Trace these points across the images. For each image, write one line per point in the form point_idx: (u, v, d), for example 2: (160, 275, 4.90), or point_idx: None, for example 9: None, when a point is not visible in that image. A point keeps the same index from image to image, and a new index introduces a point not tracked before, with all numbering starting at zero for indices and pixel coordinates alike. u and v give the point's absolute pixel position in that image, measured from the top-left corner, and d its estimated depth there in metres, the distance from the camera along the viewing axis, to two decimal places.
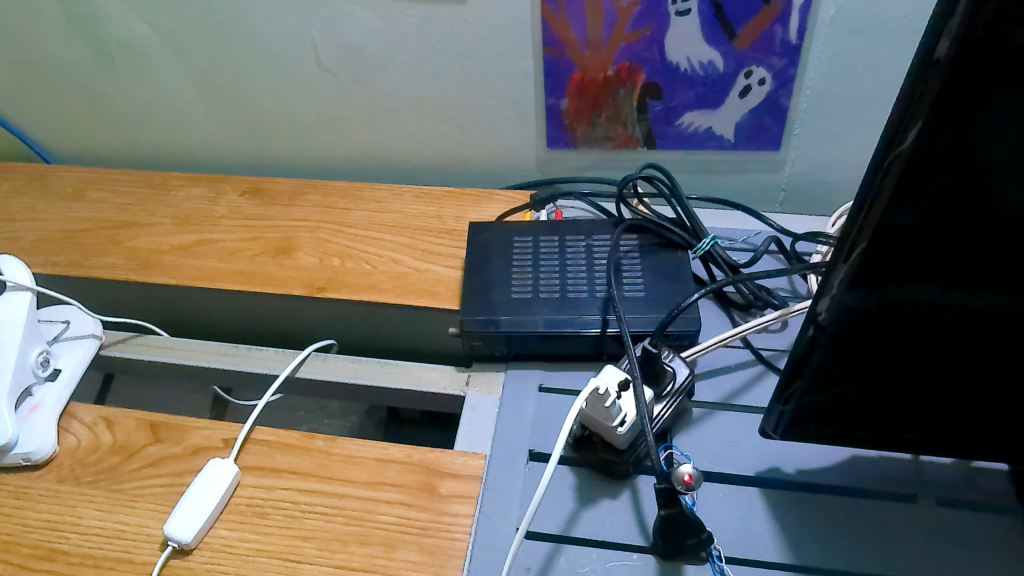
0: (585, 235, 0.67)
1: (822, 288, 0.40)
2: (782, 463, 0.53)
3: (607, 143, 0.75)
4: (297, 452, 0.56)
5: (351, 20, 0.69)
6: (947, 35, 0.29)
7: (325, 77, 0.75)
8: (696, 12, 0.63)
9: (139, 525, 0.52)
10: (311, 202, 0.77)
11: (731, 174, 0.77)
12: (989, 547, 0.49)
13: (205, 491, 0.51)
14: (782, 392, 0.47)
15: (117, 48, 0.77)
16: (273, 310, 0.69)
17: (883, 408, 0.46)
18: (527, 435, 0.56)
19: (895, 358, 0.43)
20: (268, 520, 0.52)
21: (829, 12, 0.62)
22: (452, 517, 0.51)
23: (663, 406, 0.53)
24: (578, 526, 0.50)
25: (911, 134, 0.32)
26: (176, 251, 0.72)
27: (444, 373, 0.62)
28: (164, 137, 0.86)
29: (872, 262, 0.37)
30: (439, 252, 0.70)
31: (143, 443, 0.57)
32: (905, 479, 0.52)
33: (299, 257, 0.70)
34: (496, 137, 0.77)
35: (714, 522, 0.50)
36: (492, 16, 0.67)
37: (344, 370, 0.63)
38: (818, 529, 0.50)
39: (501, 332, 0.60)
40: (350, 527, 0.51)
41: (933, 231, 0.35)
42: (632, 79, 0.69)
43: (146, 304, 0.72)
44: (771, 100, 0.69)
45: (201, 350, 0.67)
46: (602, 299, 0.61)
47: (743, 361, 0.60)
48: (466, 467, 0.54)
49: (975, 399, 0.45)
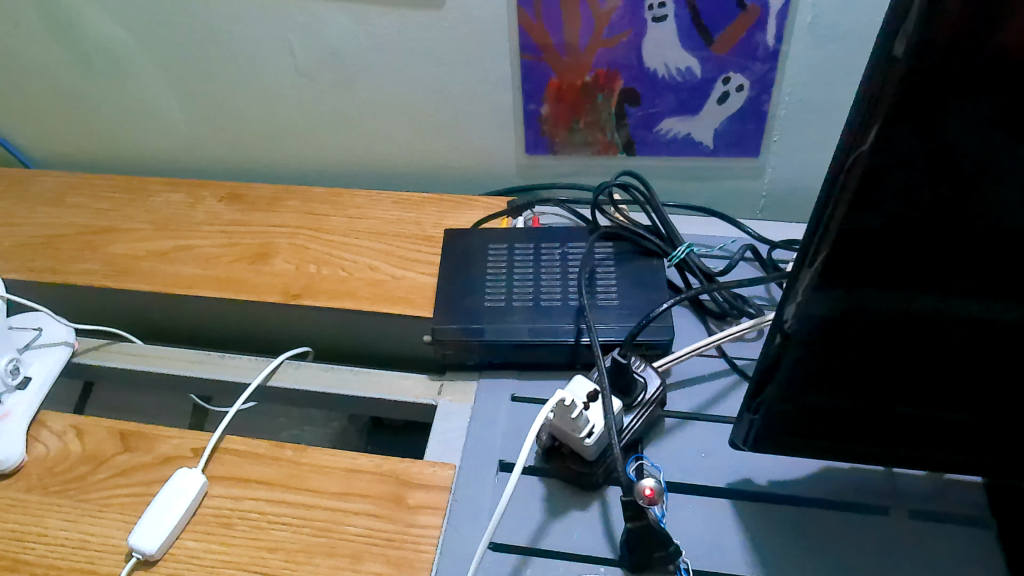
0: (560, 243, 0.67)
1: (788, 294, 0.40)
2: (754, 474, 0.52)
3: (587, 149, 0.74)
4: (266, 461, 0.55)
5: (329, 25, 0.69)
6: (901, 37, 0.29)
7: (304, 83, 0.74)
8: (673, 18, 0.63)
9: (106, 535, 0.52)
10: (291, 207, 0.76)
11: (712, 180, 0.76)
12: (960, 559, 0.48)
13: (171, 501, 0.51)
14: (751, 400, 0.46)
15: (97, 53, 0.76)
16: (249, 317, 0.69)
17: (853, 415, 0.46)
18: (499, 444, 0.55)
19: (864, 364, 0.43)
20: (234, 530, 0.51)
21: (806, 18, 0.62)
22: (420, 528, 0.50)
23: (633, 418, 0.52)
24: (546, 538, 0.50)
25: (870, 136, 0.32)
26: (153, 257, 0.71)
27: (416, 382, 0.62)
28: (145, 141, 0.85)
29: (837, 264, 0.37)
30: (417, 259, 0.69)
31: (113, 452, 0.57)
32: (878, 490, 0.51)
33: (276, 263, 0.70)
34: (476, 143, 0.77)
35: (684, 535, 0.50)
36: (472, 21, 0.66)
37: (317, 378, 0.63)
38: (789, 542, 0.49)
39: (475, 341, 0.59)
40: (317, 538, 0.50)
41: (897, 234, 0.35)
42: (610, 86, 0.69)
43: (123, 310, 0.72)
44: (752, 105, 0.68)
45: (174, 357, 0.66)
46: (575, 308, 0.61)
47: (718, 370, 0.60)
48: (435, 478, 0.53)
49: (946, 407, 0.44)
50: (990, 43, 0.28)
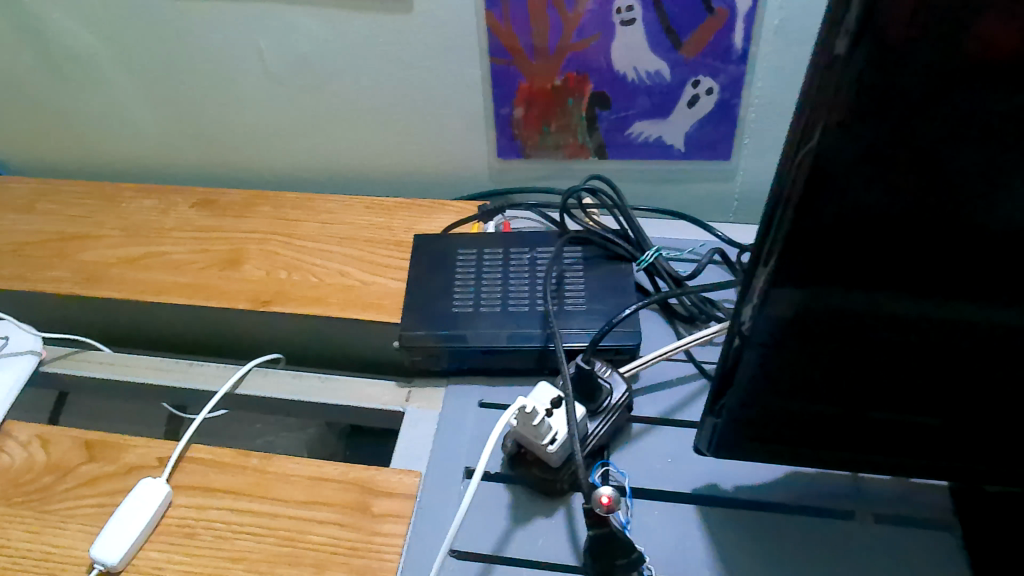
0: (530, 248, 0.67)
1: (745, 293, 0.40)
2: (720, 480, 0.52)
3: (559, 152, 0.74)
4: (232, 470, 0.55)
5: (298, 30, 0.68)
6: (843, 33, 0.29)
7: (274, 87, 0.74)
8: (641, 22, 0.63)
9: (69, 547, 0.51)
10: (263, 213, 0.76)
11: (685, 183, 0.76)
12: (924, 564, 0.48)
13: (133, 511, 0.50)
14: (713, 404, 0.46)
15: (66, 58, 0.76)
16: (219, 324, 0.68)
17: (814, 419, 0.46)
18: (465, 451, 0.55)
19: (823, 367, 0.42)
20: (198, 540, 0.51)
21: (773, 21, 0.62)
22: (384, 537, 0.50)
23: (597, 424, 0.52)
24: (510, 546, 0.50)
25: (817, 133, 0.31)
26: (123, 264, 0.71)
27: (384, 389, 0.62)
28: (117, 147, 0.84)
29: (792, 263, 0.36)
30: (388, 264, 0.69)
31: (78, 461, 0.56)
32: (844, 494, 0.51)
33: (246, 270, 0.69)
34: (448, 147, 0.77)
35: (649, 541, 0.49)
36: (440, 24, 0.66)
37: (286, 386, 0.62)
38: (754, 548, 0.49)
39: (441, 347, 0.59)
40: (281, 548, 0.50)
41: (849, 232, 0.35)
42: (580, 89, 0.68)
43: (93, 317, 0.71)
44: (722, 108, 0.68)
45: (143, 366, 0.66)
46: (542, 313, 0.60)
47: (686, 375, 0.59)
48: (401, 485, 0.53)
49: (906, 411, 0.44)
50: (929, 39, 0.28)
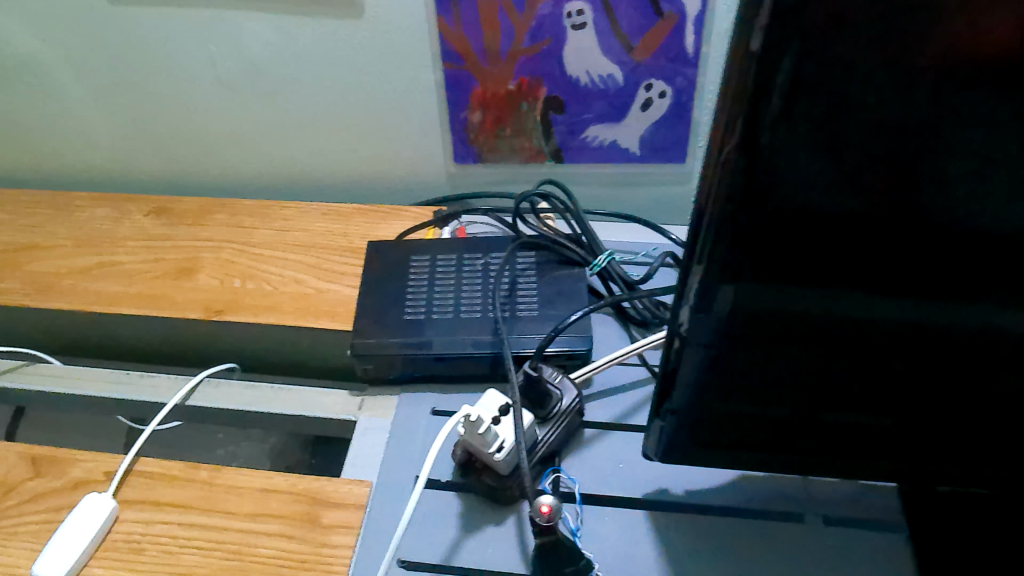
0: (484, 253, 0.66)
1: (680, 294, 0.39)
2: (670, 485, 0.52)
3: (515, 156, 0.74)
4: (181, 483, 0.54)
5: (248, 35, 0.68)
6: (757, 30, 0.28)
7: (227, 93, 0.73)
8: (592, 26, 0.63)
9: (11, 565, 0.50)
10: (218, 221, 0.75)
11: (642, 185, 0.76)
12: (872, 565, 0.48)
13: (77, 527, 0.50)
14: (659, 408, 0.46)
15: (15, 65, 0.75)
16: (172, 334, 0.68)
17: (759, 420, 0.45)
18: (417, 460, 0.55)
19: (763, 367, 0.42)
20: (143, 556, 0.50)
21: (723, 24, 0.62)
22: (332, 548, 0.50)
23: (547, 430, 0.52)
24: (460, 555, 0.49)
25: (738, 131, 0.30)
26: (75, 274, 0.70)
27: (337, 397, 0.61)
28: (70, 155, 0.83)
29: (723, 263, 0.36)
30: (343, 272, 0.68)
31: (23, 477, 0.55)
32: (794, 497, 0.51)
33: (199, 279, 0.68)
34: (404, 152, 0.76)
35: (598, 547, 0.49)
36: (391, 29, 0.66)
37: (238, 396, 0.62)
38: (704, 552, 0.49)
39: (393, 355, 0.58)
40: (228, 561, 0.49)
41: (778, 230, 0.34)
42: (534, 93, 0.68)
43: (44, 329, 0.70)
44: (676, 112, 0.68)
45: (93, 378, 0.65)
46: (494, 319, 0.60)
47: (639, 379, 0.59)
48: (350, 496, 0.52)
49: (850, 411, 0.44)
50: (844, 34, 0.27)
